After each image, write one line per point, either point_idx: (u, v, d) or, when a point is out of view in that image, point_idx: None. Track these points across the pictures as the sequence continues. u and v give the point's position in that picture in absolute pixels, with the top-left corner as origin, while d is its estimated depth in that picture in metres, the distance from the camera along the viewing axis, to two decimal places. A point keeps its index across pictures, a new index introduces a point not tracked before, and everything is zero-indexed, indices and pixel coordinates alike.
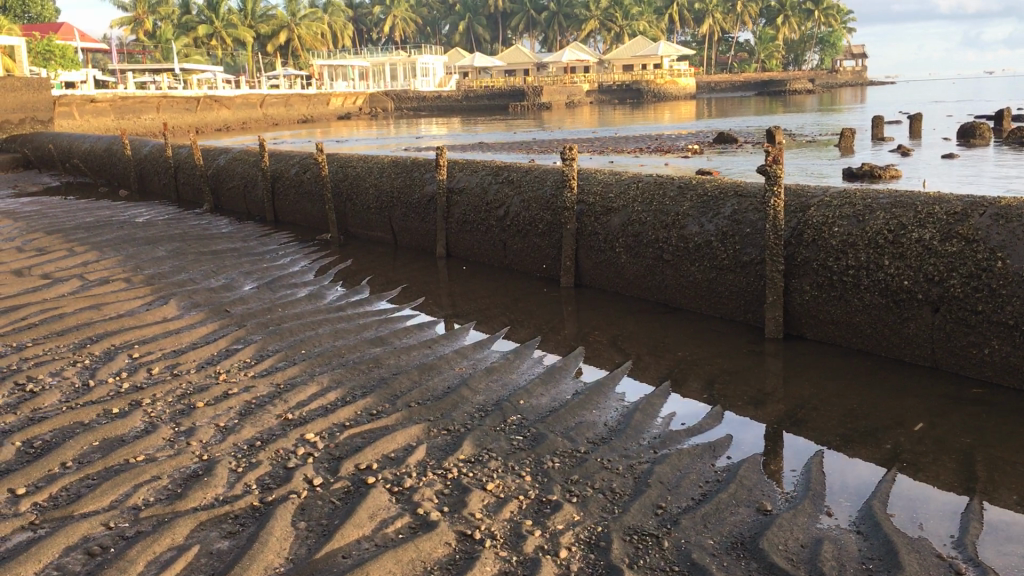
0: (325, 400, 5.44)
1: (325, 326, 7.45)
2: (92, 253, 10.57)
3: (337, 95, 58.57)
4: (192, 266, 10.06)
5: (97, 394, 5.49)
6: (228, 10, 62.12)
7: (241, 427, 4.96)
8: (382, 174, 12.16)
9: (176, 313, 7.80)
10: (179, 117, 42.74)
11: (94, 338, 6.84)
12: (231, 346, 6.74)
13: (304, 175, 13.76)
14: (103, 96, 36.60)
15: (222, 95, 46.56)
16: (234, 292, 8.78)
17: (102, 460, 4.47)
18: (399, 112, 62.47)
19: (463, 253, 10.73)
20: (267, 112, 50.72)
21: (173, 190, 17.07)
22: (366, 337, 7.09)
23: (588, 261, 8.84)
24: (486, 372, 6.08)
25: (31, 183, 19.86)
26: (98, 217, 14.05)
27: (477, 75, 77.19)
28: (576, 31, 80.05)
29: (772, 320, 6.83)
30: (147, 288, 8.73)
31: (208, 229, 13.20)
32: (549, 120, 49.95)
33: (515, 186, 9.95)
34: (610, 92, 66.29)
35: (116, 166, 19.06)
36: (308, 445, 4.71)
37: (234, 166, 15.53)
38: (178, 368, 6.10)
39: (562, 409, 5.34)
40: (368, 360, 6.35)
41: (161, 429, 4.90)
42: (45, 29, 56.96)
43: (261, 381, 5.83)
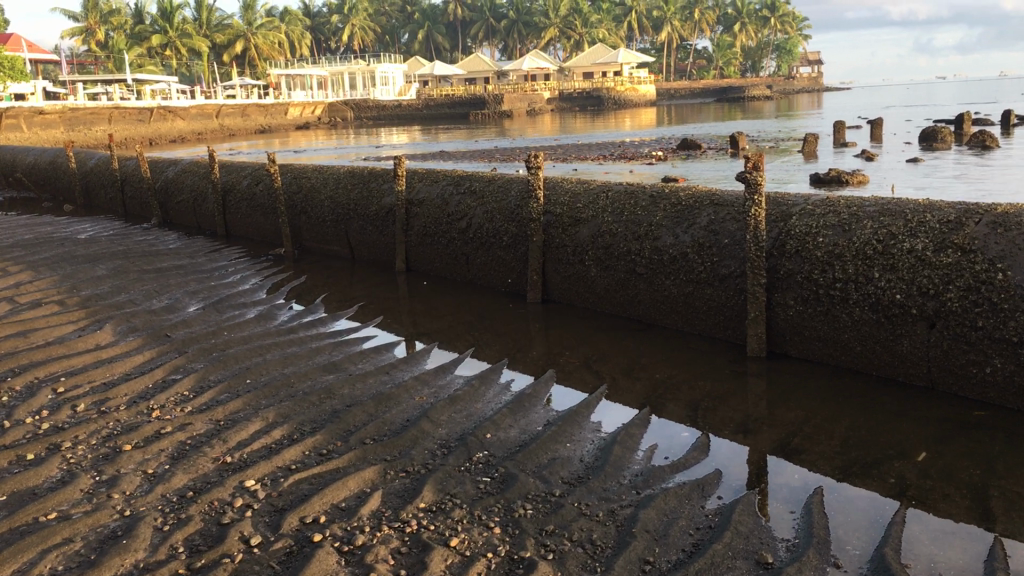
0: (269, 439, 4.89)
1: (275, 351, 6.88)
2: (26, 274, 9.87)
3: (296, 105, 57.73)
4: (133, 285, 9.41)
5: (11, 437, 4.87)
6: (182, 20, 61.22)
7: (172, 474, 4.39)
8: (337, 186, 11.60)
9: (112, 339, 7.17)
10: (133, 128, 41.71)
11: (16, 370, 6.20)
12: (168, 377, 6.14)
13: (257, 187, 13.14)
14: (53, 107, 35.72)
15: (177, 106, 45.67)
16: (177, 315, 8.17)
17: (6, 519, 3.86)
18: (359, 121, 61.76)
19: (423, 268, 10.22)
20: (224, 122, 49.80)
21: (121, 204, 16.32)
22: (319, 363, 6.54)
23: (556, 274, 8.38)
24: (449, 401, 5.57)
25: None
26: (38, 235, 13.31)
27: (437, 83, 76.66)
28: (536, 39, 80.03)
29: (754, 337, 6.39)
30: (82, 311, 8.09)
31: (155, 245, 12.53)
32: (511, 128, 49.51)
33: (477, 197, 9.46)
34: (570, 100, 66.06)
35: (61, 180, 18.24)
36: (247, 495, 4.16)
37: (184, 178, 14.85)
38: (107, 404, 5.50)
39: (532, 443, 4.85)
40: (319, 390, 5.81)
41: (80, 479, 4.31)
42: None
43: (198, 417, 5.26)
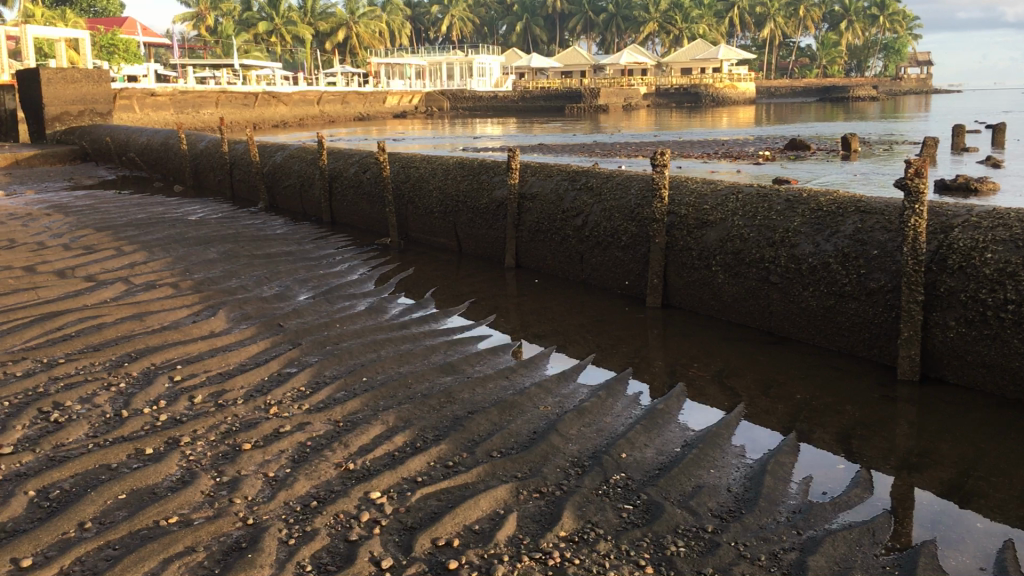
0: (392, 445, 4.61)
1: (389, 347, 6.62)
2: (140, 254, 9.87)
3: (394, 94, 58.23)
4: (244, 271, 9.31)
5: (129, 429, 4.69)
6: (287, 7, 62.63)
7: (294, 480, 4.15)
8: (447, 176, 11.29)
9: (226, 326, 7.01)
10: (238, 112, 42.60)
11: (132, 356, 6.04)
12: (284, 370, 5.93)
13: (364, 175, 12.94)
14: (163, 90, 36.60)
15: (280, 92, 46.39)
16: (288, 303, 7.98)
17: (128, 522, 3.65)
18: (455, 111, 61.98)
19: (534, 265, 9.87)
20: (325, 109, 50.49)
21: (228, 187, 16.35)
22: (436, 363, 6.25)
23: (679, 278, 7.94)
24: (576, 413, 5.23)
25: (86, 175, 18.98)
26: (150, 215, 13.38)
27: (533, 75, 76.49)
28: (635, 34, 79.34)
29: (906, 359, 5.87)
30: (195, 295, 7.98)
31: (263, 229, 12.47)
32: (607, 123, 48.95)
33: (595, 194, 9.08)
34: (667, 95, 65.03)
35: (172, 161, 18.39)
36: (374, 508, 3.89)
37: (291, 164, 14.77)
38: (223, 397, 5.30)
39: (673, 468, 4.46)
40: (438, 393, 5.52)
41: (201, 479, 4.10)
42: (109, 22, 58.02)
43: (317, 416, 5.02)
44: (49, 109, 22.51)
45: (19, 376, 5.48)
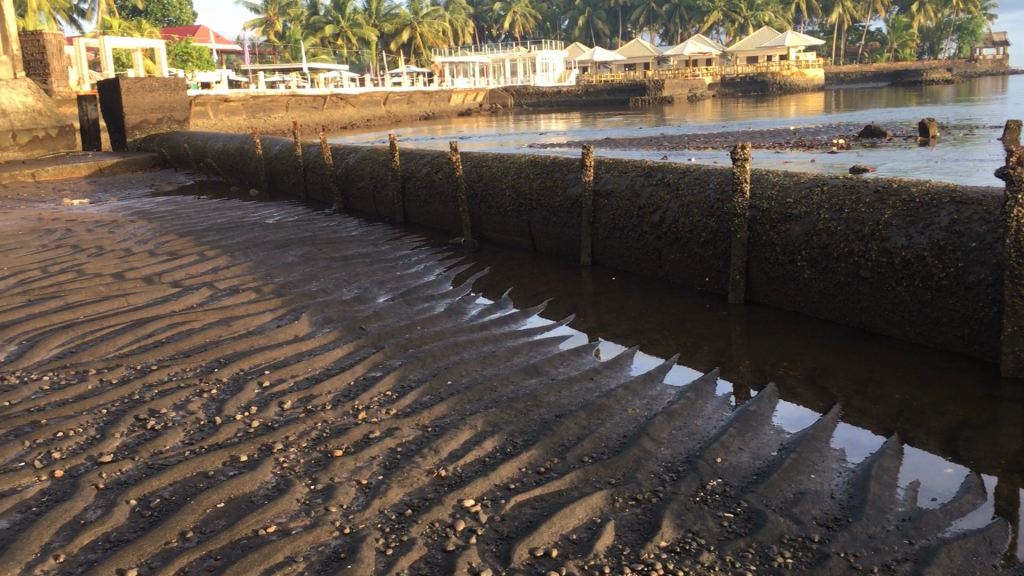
0: (481, 451, 4.57)
1: (471, 349, 6.57)
2: (222, 259, 10.02)
3: (458, 92, 58.51)
4: (323, 273, 9.39)
5: (224, 436, 4.73)
6: (352, 10, 63.47)
7: (387, 488, 4.13)
8: (519, 174, 11.17)
9: (309, 330, 7.05)
10: (307, 115, 43.28)
11: (221, 361, 6.11)
12: (369, 374, 5.93)
13: (436, 175, 12.89)
14: (236, 95, 37.39)
15: (348, 93, 46.97)
16: (368, 305, 8.01)
17: (228, 531, 3.67)
18: (519, 107, 62.04)
19: (611, 262, 9.74)
20: (391, 109, 50.95)
21: (303, 190, 16.54)
22: (519, 364, 6.18)
23: (762, 274, 7.76)
24: (666, 416, 5.12)
25: (165, 181, 19.43)
26: (229, 219, 13.62)
27: (598, 70, 76.18)
28: (700, 25, 78.48)
29: (1010, 356, 5.63)
30: (277, 300, 8.06)
31: (338, 231, 12.57)
32: (673, 114, 48.45)
33: (672, 189, 8.91)
34: (733, 85, 64.13)
35: (247, 165, 18.67)
36: (469, 517, 3.86)
37: (364, 165, 14.82)
38: (312, 402, 5.32)
39: (772, 472, 4.34)
40: (524, 396, 5.46)
41: (296, 487, 4.11)
42: (182, 31, 59.54)
43: (405, 422, 5.01)
44: (129, 117, 23.11)
45: (115, 384, 5.59)
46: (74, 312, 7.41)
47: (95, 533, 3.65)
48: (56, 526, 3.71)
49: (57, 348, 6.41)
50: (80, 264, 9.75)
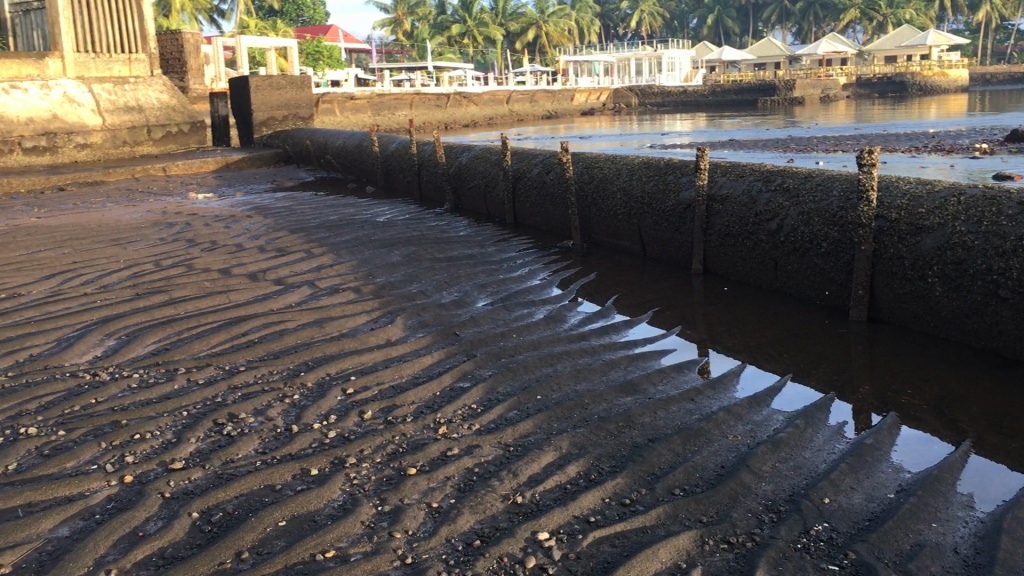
0: (563, 476, 4.26)
1: (566, 360, 6.23)
2: (328, 258, 9.99)
3: (581, 91, 58.14)
4: (425, 275, 9.22)
5: (298, 446, 4.56)
6: (479, 9, 63.92)
7: (457, 513, 3.86)
8: (631, 176, 10.66)
9: (402, 334, 6.87)
10: (430, 113, 43.76)
11: (308, 365, 5.98)
12: (456, 384, 5.68)
13: (547, 176, 12.48)
14: (362, 93, 38.13)
15: (471, 92, 47.26)
16: (466, 310, 7.78)
17: (285, 554, 3.49)
18: (643, 106, 61.18)
19: (724, 271, 9.22)
20: (514, 108, 50.99)
21: (416, 188, 16.46)
22: (615, 379, 5.81)
23: (887, 290, 7.15)
24: (771, 446, 4.68)
25: (287, 177, 19.79)
26: (341, 217, 13.66)
27: (725, 68, 74.54)
28: (834, 22, 75.75)
29: None
30: (375, 301, 7.93)
31: (446, 231, 12.39)
32: (804, 115, 46.71)
33: (791, 195, 8.34)
34: (869, 86, 61.53)
35: (365, 163, 18.77)
36: (541, 553, 3.56)
37: (476, 164, 14.55)
38: (393, 413, 5.11)
39: (887, 518, 3.87)
40: (616, 416, 5.10)
41: (362, 508, 3.89)
42: (315, 30, 61.32)
43: (486, 439, 4.73)
44: (257, 114, 23.71)
45: (200, 384, 5.52)
46: (176, 308, 7.46)
47: (150, 548, 3.52)
48: (114, 537, 3.60)
49: (153, 344, 6.42)
50: (192, 258, 9.90)
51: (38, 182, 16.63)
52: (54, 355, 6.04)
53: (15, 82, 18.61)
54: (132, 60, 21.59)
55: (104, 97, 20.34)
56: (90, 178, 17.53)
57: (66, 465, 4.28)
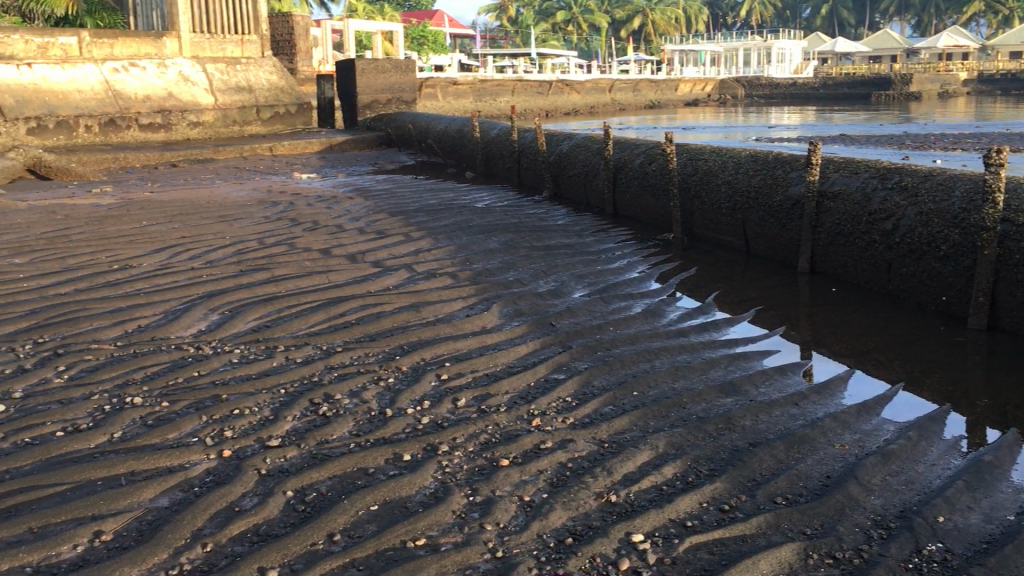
0: (660, 477, 4.13)
1: (664, 357, 6.07)
2: (426, 242, 10.02)
3: (686, 81, 57.18)
4: (522, 263, 9.15)
5: (391, 430, 4.55)
6: None
7: (550, 509, 3.78)
8: (737, 170, 10.36)
9: (498, 322, 6.81)
10: (532, 100, 43.73)
11: (403, 349, 5.98)
12: (551, 375, 5.60)
13: (650, 167, 12.24)
14: (465, 79, 38.35)
15: (574, 79, 47.03)
16: (562, 300, 7.67)
17: (376, 539, 3.47)
18: (750, 98, 59.83)
19: (832, 271, 8.88)
20: (616, 96, 50.48)
21: (516, 175, 16.40)
22: (715, 379, 5.63)
23: (1010, 298, 6.76)
24: (880, 458, 4.45)
25: (388, 160, 19.99)
26: (440, 202, 13.70)
27: (837, 60, 72.26)
28: (956, 15, 72.53)
29: None
30: (471, 287, 7.90)
31: (545, 220, 12.28)
32: (920, 111, 44.86)
33: (909, 194, 7.97)
34: (991, 81, 58.72)
35: (466, 148, 18.79)
36: (635, 554, 3.45)
37: (577, 152, 14.38)
38: (487, 401, 5.06)
39: (1008, 542, 3.63)
40: (716, 417, 4.92)
41: (454, 496, 3.85)
42: (422, 15, 62.00)
43: (581, 434, 4.63)
44: (362, 96, 24.02)
45: (298, 363, 5.58)
46: (277, 286, 7.57)
47: (246, 524, 3.55)
48: (211, 511, 3.64)
49: (255, 320, 6.52)
50: (294, 237, 10.06)
51: (151, 158, 17.19)
52: (161, 327, 6.20)
53: (133, 60, 19.51)
54: (245, 41, 22.13)
55: (217, 77, 20.97)
56: (201, 156, 18.05)
57: (168, 436, 4.36)
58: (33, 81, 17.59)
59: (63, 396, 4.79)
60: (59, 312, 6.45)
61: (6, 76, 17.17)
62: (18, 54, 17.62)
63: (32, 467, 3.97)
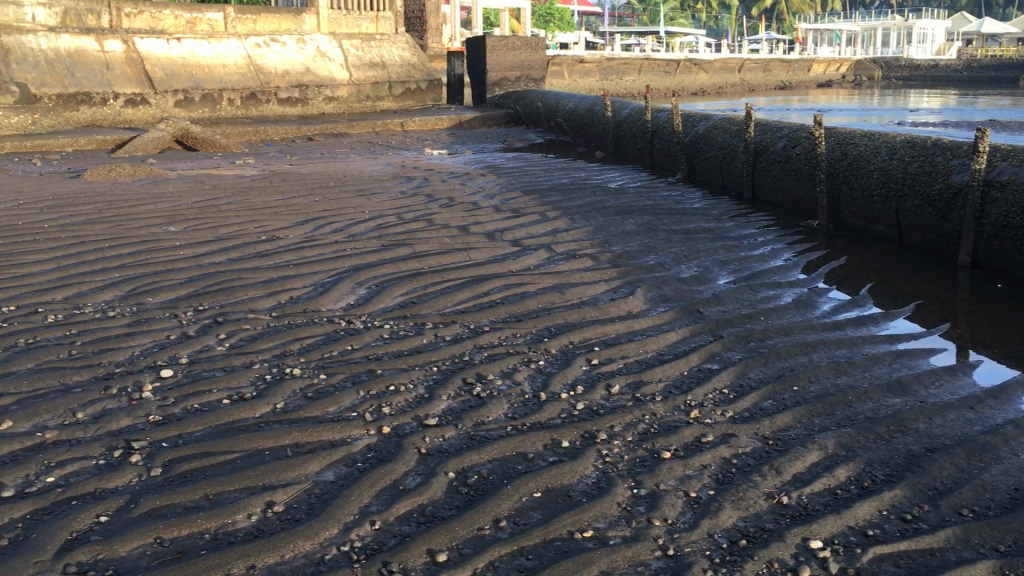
0: (832, 480, 3.92)
1: (822, 350, 5.80)
2: (563, 221, 9.92)
3: (819, 61, 55.21)
4: (662, 246, 8.94)
5: (547, 415, 4.47)
6: None
7: (719, 507, 3.63)
8: (892, 156, 9.87)
9: (644, 307, 6.65)
10: (659, 79, 43.04)
11: (552, 331, 5.89)
12: (705, 365, 5.41)
13: (794, 151, 11.80)
14: (592, 57, 38.07)
15: (703, 59, 46.07)
16: (708, 286, 7.43)
17: (543, 528, 3.40)
18: (887, 79, 57.30)
19: (995, 266, 8.36)
20: (746, 77, 49.19)
21: (648, 156, 16.10)
22: (880, 377, 5.33)
23: None
24: None
25: (517, 138, 19.94)
26: (573, 181, 13.57)
27: (983, 42, 68.45)
28: None
29: None
30: (613, 270, 7.74)
31: (681, 202, 12.00)
32: None
33: None
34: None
35: (596, 127, 18.57)
36: (815, 563, 3.28)
37: (715, 134, 14.00)
38: (642, 389, 4.93)
39: None
40: (886, 418, 4.65)
41: (618, 488, 3.74)
42: None
43: (742, 428, 4.44)
44: (491, 74, 24.05)
45: (448, 341, 5.56)
46: (420, 262, 7.59)
47: (412, 503, 3.54)
48: (376, 488, 3.65)
49: (402, 296, 6.56)
50: (431, 213, 10.13)
51: (290, 131, 17.63)
52: (313, 299, 6.30)
53: (275, 36, 20.04)
54: (380, 18, 22.36)
55: (353, 53, 21.34)
56: (336, 130, 18.40)
57: (328, 409, 4.40)
58: (181, 55, 18.34)
59: (225, 364, 4.91)
60: (216, 280, 6.62)
61: (157, 50, 17.97)
62: (169, 28, 18.36)
63: (203, 434, 4.06)
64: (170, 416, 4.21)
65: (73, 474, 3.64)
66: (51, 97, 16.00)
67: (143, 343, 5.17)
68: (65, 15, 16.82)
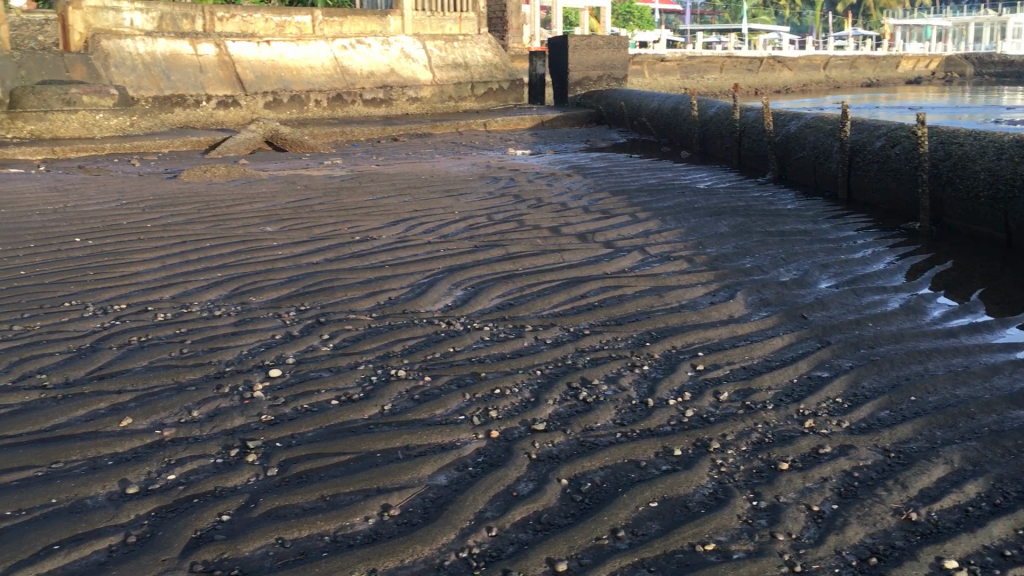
0: (962, 496, 3.74)
1: (937, 359, 5.57)
2: (654, 222, 9.79)
3: (908, 57, 53.60)
4: (758, 249, 8.74)
5: (656, 422, 4.38)
6: None
7: (845, 523, 3.49)
8: (1001, 157, 9.48)
9: (745, 311, 6.50)
10: (741, 78, 42.38)
11: (653, 335, 5.79)
12: (815, 373, 5.25)
13: (892, 150, 11.43)
14: (673, 56, 37.70)
15: (786, 57, 45.20)
16: (810, 291, 7.23)
17: (663, 539, 3.32)
18: (981, 74, 55.25)
19: None
20: (831, 74, 48.06)
21: (735, 156, 15.80)
22: (1002, 387, 5.09)
23: None
24: None
25: (600, 138, 19.80)
26: (660, 181, 13.40)
27: None
28: None
29: None
30: (710, 273, 7.59)
31: (773, 203, 11.73)
32: None
33: None
34: None
35: (681, 127, 18.30)
36: None
37: (807, 134, 13.66)
38: (751, 397, 4.80)
39: None
40: (1014, 432, 4.43)
41: (737, 499, 3.64)
42: None
43: (861, 440, 4.28)
44: (573, 74, 23.91)
45: (549, 344, 5.51)
46: (513, 263, 7.56)
47: (527, 510, 3.49)
48: (490, 493, 3.61)
49: (498, 297, 6.53)
50: (521, 213, 10.10)
51: (375, 131, 17.82)
52: (411, 300, 6.32)
53: (361, 38, 20.30)
54: (463, 19, 22.48)
55: (437, 54, 21.50)
56: (419, 131, 18.55)
57: (436, 412, 4.38)
58: (271, 58, 18.71)
59: (331, 364, 4.94)
60: (314, 280, 6.70)
61: (248, 53, 18.40)
62: (259, 32, 18.78)
63: (315, 434, 4.08)
64: (282, 416, 4.25)
65: (192, 472, 3.69)
66: (148, 99, 16.59)
67: (250, 342, 5.24)
68: (161, 20, 17.45)
